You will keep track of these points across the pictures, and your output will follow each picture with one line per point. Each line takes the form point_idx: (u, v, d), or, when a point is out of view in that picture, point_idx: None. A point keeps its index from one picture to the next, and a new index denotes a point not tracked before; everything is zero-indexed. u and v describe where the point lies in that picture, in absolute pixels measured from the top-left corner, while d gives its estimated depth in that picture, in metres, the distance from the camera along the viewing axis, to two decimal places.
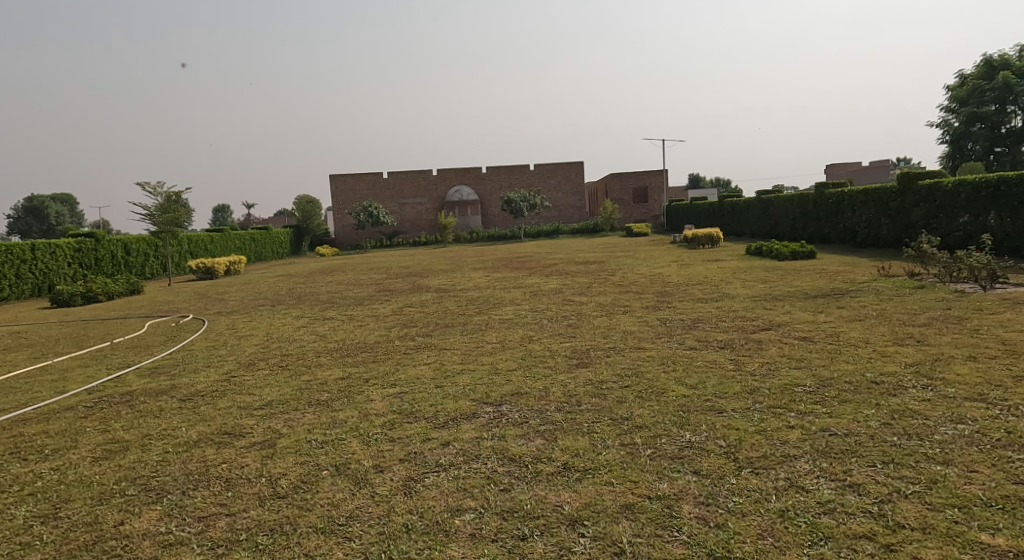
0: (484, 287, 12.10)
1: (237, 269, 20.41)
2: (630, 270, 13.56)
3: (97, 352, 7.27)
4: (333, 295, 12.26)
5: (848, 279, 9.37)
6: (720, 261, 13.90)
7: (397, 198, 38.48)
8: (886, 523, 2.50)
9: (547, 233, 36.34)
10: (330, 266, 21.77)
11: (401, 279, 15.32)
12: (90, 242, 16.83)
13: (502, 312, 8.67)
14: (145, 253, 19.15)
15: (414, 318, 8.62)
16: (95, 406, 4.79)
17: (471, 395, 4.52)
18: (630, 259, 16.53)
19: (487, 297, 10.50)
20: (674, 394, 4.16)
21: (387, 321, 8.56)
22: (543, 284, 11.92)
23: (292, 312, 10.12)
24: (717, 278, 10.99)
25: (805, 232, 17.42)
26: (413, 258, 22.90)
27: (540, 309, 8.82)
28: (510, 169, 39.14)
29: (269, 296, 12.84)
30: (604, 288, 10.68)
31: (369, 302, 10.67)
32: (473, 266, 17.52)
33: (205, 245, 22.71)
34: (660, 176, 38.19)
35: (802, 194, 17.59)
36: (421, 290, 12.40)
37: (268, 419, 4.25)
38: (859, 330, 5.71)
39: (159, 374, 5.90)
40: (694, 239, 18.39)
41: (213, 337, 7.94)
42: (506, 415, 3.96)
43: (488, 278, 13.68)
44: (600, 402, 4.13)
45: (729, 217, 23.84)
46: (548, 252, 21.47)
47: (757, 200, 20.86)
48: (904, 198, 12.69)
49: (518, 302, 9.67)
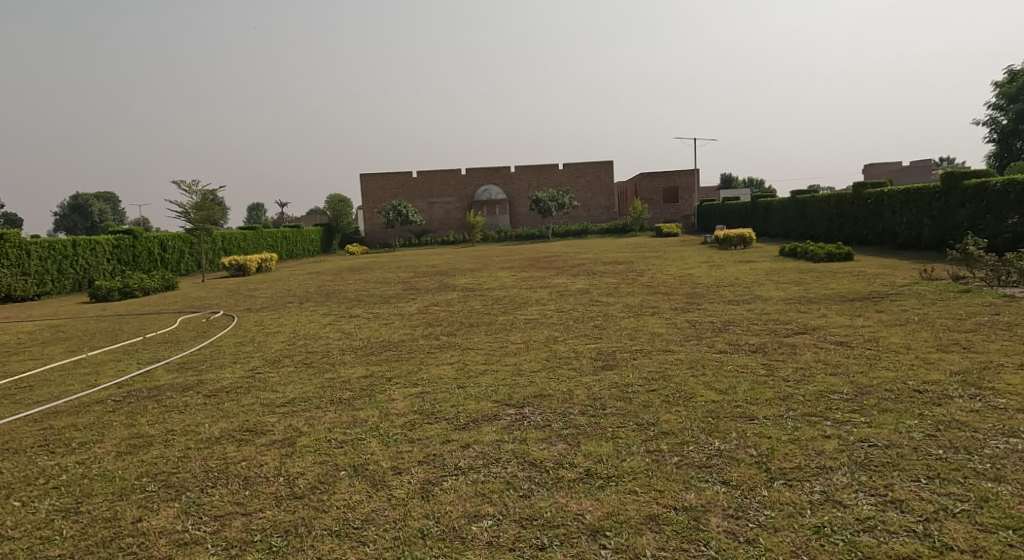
0: (511, 286, 12.00)
1: (268, 267, 20.76)
2: (658, 270, 13.35)
3: (129, 346, 7.41)
4: (361, 293, 12.35)
5: (887, 282, 9.00)
6: (753, 262, 13.58)
7: (426, 197, 38.70)
8: (932, 544, 2.33)
9: (574, 233, 36.08)
10: (361, 264, 21.99)
11: (429, 277, 15.38)
12: (128, 238, 17.31)
13: (527, 312, 8.58)
14: (181, 250, 19.60)
15: (439, 317, 8.59)
16: (123, 401, 4.85)
17: (494, 396, 4.44)
18: (659, 259, 16.27)
19: (513, 297, 10.43)
20: (702, 399, 4.02)
21: (413, 320, 8.53)
22: (570, 284, 11.77)
23: (320, 309, 10.21)
24: (748, 280, 10.73)
25: (841, 233, 16.93)
26: (442, 257, 23.00)
27: (567, 309, 8.71)
28: (539, 168, 38.95)
29: (297, 293, 13.00)
30: (633, 288, 10.54)
31: (397, 301, 10.69)
32: (501, 265, 17.50)
33: (238, 242, 23.16)
34: (691, 175, 37.63)
35: (840, 194, 17.08)
36: (448, 288, 12.42)
37: (289, 416, 4.24)
38: (900, 335, 5.45)
39: (187, 369, 5.97)
40: (727, 239, 18.09)
41: (242, 334, 8.03)
42: (528, 418, 3.87)
43: (516, 278, 13.59)
44: (625, 406, 4.01)
45: (762, 218, 23.34)
46: (575, 252, 21.33)
47: (792, 200, 20.36)
48: (948, 197, 12.18)
49: (545, 302, 9.58)
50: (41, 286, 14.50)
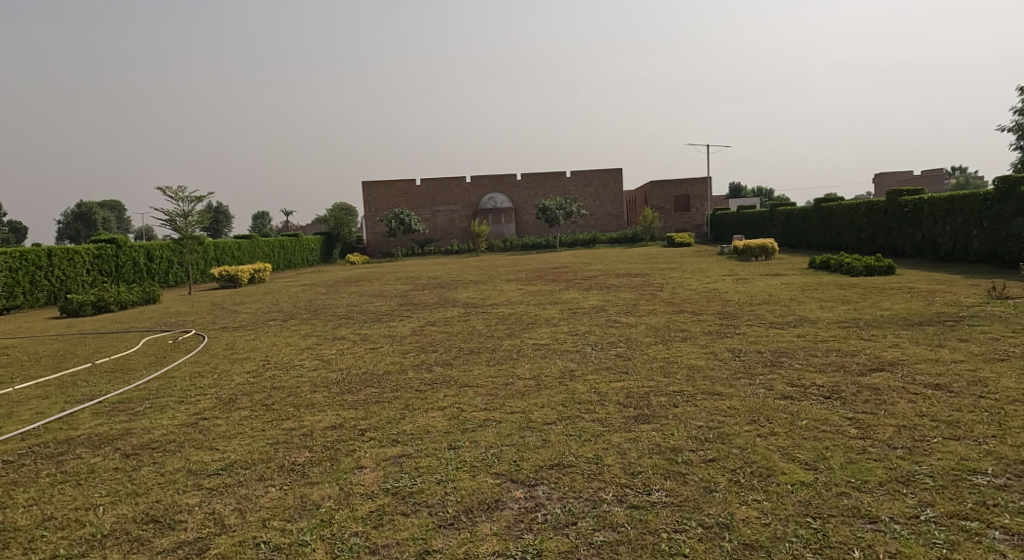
0: (517, 302, 10.87)
1: (261, 277, 19.72)
2: (679, 285, 12.18)
3: (69, 376, 6.31)
4: (352, 309, 11.24)
5: (951, 301, 7.81)
6: (782, 276, 12.41)
7: (430, 205, 37.69)
8: None
9: (583, 242, 34.90)
10: (359, 275, 20.94)
11: (428, 290, 14.28)
12: (110, 248, 16.30)
13: (536, 335, 7.45)
14: (169, 260, 18.59)
15: (434, 341, 7.46)
16: (15, 463, 3.75)
17: (496, 466, 3.30)
18: (676, 272, 15.12)
19: (519, 315, 9.29)
20: (786, 481, 2.87)
21: (404, 344, 7.39)
22: (583, 300, 10.63)
23: (303, 328, 9.10)
24: (784, 296, 9.54)
25: (873, 244, 15.75)
26: (445, 268, 21.91)
27: (581, 332, 7.56)
28: (545, 176, 37.93)
29: (284, 308, 11.94)
30: (654, 306, 9.39)
31: (390, 319, 9.57)
32: (506, 277, 16.39)
33: (231, 252, 22.15)
34: (703, 183, 36.48)
35: (871, 201, 15.91)
36: (448, 304, 11.29)
37: (217, 497, 3.13)
38: (1014, 378, 4.28)
39: (119, 411, 4.86)
40: (747, 250, 16.95)
41: (205, 360, 6.92)
42: (544, 510, 2.75)
43: (522, 292, 12.46)
44: (678, 490, 2.87)
45: (782, 227, 22.15)
46: (585, 263, 20.22)
47: (816, 208, 19.19)
48: (1002, 206, 11.01)
49: (556, 321, 8.44)
50: (12, 299, 13.49)
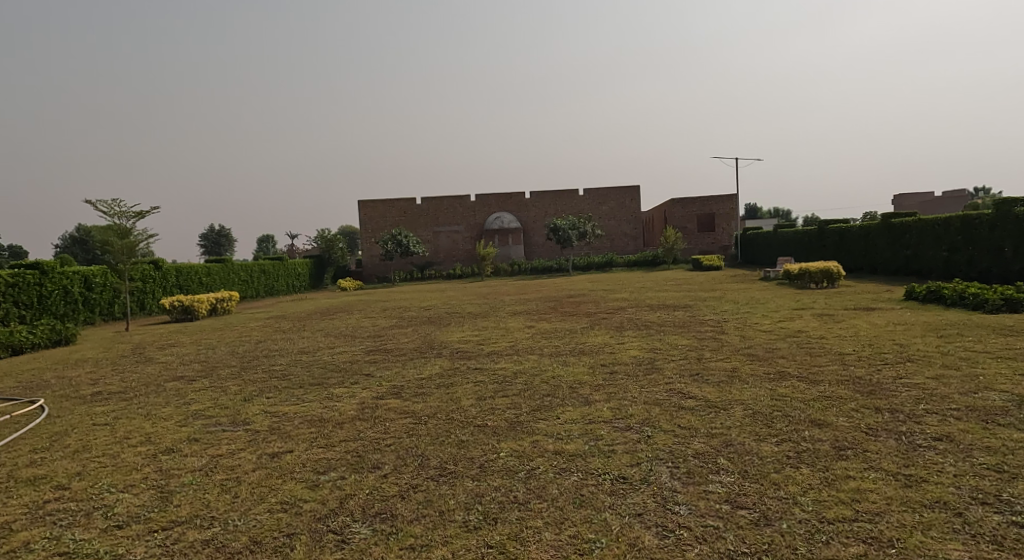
0: (525, 351, 7.68)
1: (223, 308, 16.73)
2: (744, 324, 9.00)
3: None
4: (297, 359, 8.14)
5: None
6: (884, 312, 9.21)
7: (431, 226, 34.79)
8: None
9: (598, 265, 31.85)
10: (342, 305, 17.93)
11: (412, 328, 11.17)
12: (32, 274, 13.34)
13: (560, 429, 4.29)
14: (112, 287, 15.69)
15: (385, 440, 4.32)
16: None
17: None
18: (727, 304, 11.94)
19: (529, 377, 6.11)
20: None
21: (330, 446, 4.27)
22: (619, 349, 7.48)
23: (202, 399, 6.00)
24: (928, 349, 6.37)
25: (972, 267, 12.55)
26: (442, 296, 18.90)
27: (637, 422, 4.40)
28: (556, 194, 35.01)
29: (212, 358, 8.85)
30: (734, 364, 6.19)
31: (336, 383, 6.42)
32: (512, 309, 13.26)
33: (195, 277, 19.23)
34: (729, 201, 33.46)
35: (968, 214, 12.72)
36: (429, 352, 8.18)
37: None
38: None
39: None
40: (807, 275, 13.81)
41: None
42: None
43: (532, 334, 9.28)
44: None
45: (835, 247, 18.97)
46: (605, 290, 17.09)
47: (884, 224, 16.02)
48: None
49: (588, 394, 5.30)
50: None
